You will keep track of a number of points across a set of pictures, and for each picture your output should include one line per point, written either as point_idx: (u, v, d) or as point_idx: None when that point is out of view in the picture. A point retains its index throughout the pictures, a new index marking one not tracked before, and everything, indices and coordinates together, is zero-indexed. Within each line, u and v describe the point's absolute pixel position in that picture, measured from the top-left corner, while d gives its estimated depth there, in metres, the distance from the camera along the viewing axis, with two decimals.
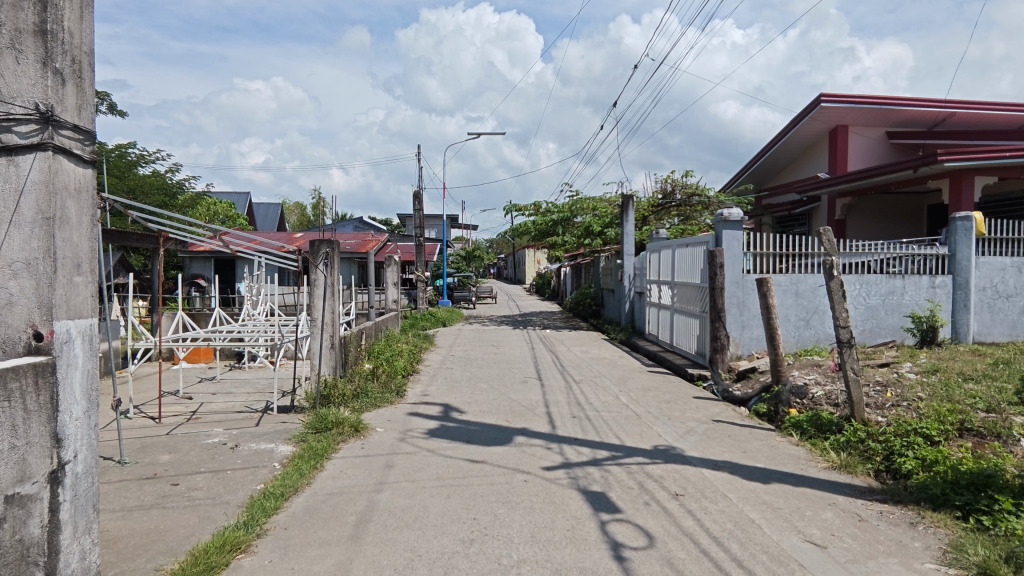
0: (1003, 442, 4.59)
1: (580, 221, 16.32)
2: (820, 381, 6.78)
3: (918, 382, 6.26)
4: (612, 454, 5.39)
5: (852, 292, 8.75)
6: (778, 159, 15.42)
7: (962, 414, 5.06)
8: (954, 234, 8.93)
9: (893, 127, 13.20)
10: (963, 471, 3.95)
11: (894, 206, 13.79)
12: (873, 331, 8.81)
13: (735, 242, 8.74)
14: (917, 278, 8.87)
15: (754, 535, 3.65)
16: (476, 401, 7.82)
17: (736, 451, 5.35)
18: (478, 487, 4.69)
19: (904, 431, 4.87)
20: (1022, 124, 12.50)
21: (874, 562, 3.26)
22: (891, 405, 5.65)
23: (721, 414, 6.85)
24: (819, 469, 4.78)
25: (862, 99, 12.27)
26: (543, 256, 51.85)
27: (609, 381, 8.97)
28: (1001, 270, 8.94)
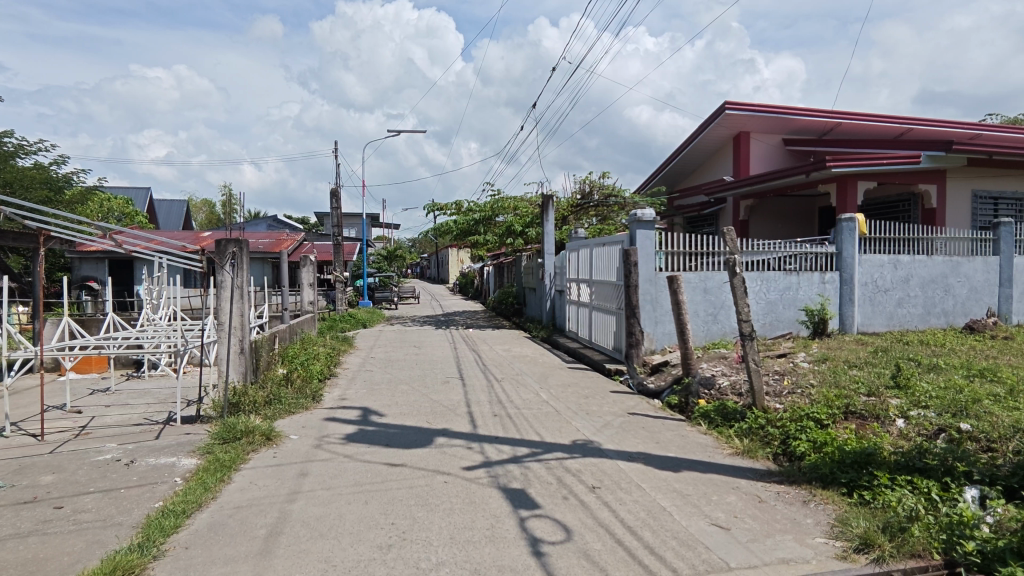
0: (882, 422, 5.05)
1: (501, 220, 16.41)
2: (725, 372, 7.19)
3: (811, 370, 6.79)
4: (532, 451, 5.45)
5: (754, 288, 9.34)
6: (688, 163, 16.21)
7: (848, 399, 5.53)
8: (841, 234, 9.77)
9: (788, 135, 14.24)
10: (848, 451, 4.30)
11: (790, 208, 14.89)
12: (772, 324, 9.46)
13: (648, 241, 9.10)
14: (810, 274, 9.60)
15: (665, 522, 3.80)
16: (396, 403, 7.66)
17: (650, 442, 5.56)
18: (397, 491, 4.59)
19: (798, 417, 5.25)
20: (897, 134, 13.81)
21: (772, 540, 3.49)
22: (787, 393, 6.09)
23: (636, 407, 7.11)
24: (724, 455, 5.06)
25: (761, 107, 13.13)
26: (466, 255, 51.78)
27: (531, 379, 9.07)
28: (880, 266, 9.86)
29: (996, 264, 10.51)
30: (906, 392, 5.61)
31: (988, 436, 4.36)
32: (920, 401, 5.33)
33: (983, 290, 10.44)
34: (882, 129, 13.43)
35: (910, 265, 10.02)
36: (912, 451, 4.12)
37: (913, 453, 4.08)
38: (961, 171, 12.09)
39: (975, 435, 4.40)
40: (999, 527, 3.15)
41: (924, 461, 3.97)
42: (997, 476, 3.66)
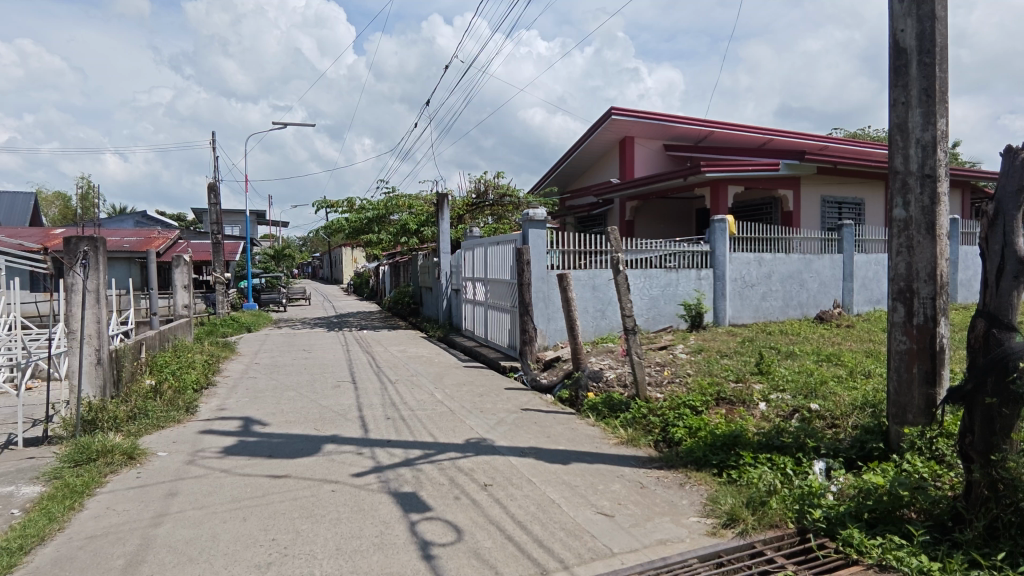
0: (746, 406, 5.52)
1: (396, 219, 16.06)
2: (612, 365, 7.53)
3: (688, 361, 7.30)
4: (424, 453, 5.36)
5: (637, 285, 9.87)
6: (578, 164, 16.80)
7: (719, 386, 5.99)
8: (713, 234, 10.58)
9: (668, 141, 15.17)
10: (718, 435, 4.65)
11: (670, 210, 15.90)
12: (655, 319, 10.05)
13: (540, 240, 9.30)
14: (687, 271, 10.30)
15: (553, 514, 3.89)
16: (282, 411, 7.22)
17: (541, 437, 5.68)
18: (279, 504, 4.31)
19: (676, 406, 5.60)
20: (761, 143, 15.16)
21: (651, 523, 3.68)
22: (667, 382, 6.50)
23: (530, 402, 7.25)
24: (610, 445, 5.28)
25: (644, 114, 13.90)
26: (361, 255, 50.23)
27: (426, 379, 8.95)
28: (747, 263, 10.80)
29: (841, 261, 11.87)
30: (766, 377, 6.20)
31: (832, 414, 4.90)
32: (778, 385, 5.89)
33: (831, 284, 11.75)
34: (747, 139, 14.72)
35: (772, 262, 11.06)
36: (771, 431, 4.52)
37: (772, 433, 4.48)
38: (812, 178, 13.54)
39: (822, 414, 4.92)
40: (841, 494, 3.54)
41: (782, 440, 4.37)
42: (839, 449, 4.11)
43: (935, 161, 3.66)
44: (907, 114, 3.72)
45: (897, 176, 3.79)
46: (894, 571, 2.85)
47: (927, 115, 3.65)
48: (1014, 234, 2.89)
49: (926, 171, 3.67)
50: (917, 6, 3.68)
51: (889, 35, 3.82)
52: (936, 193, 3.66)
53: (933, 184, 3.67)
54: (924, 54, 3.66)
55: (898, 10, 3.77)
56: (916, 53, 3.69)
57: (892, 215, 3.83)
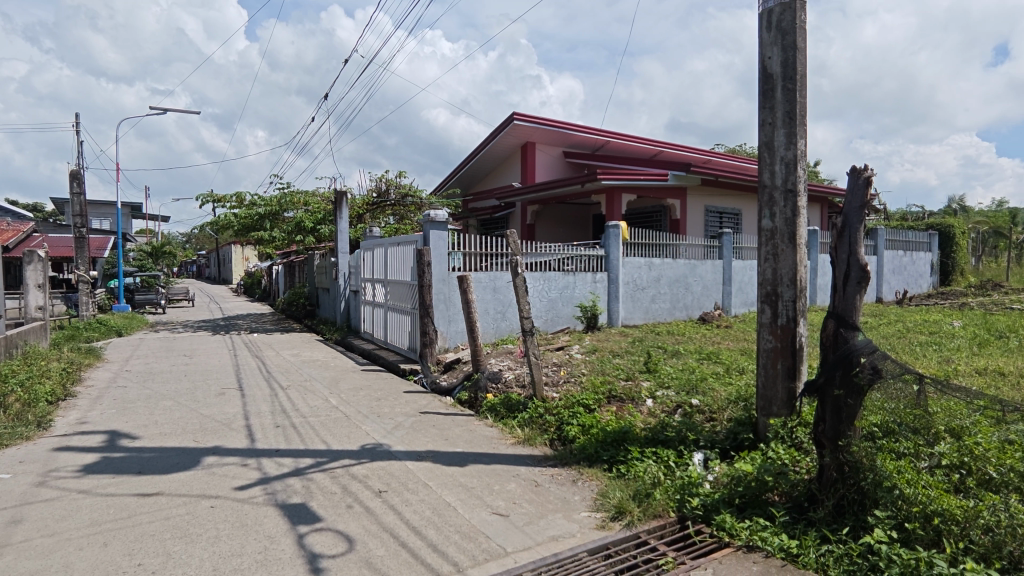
0: (634, 403, 5.82)
1: (290, 216, 15.24)
2: (511, 366, 7.63)
3: (583, 361, 7.57)
4: (316, 461, 5.12)
5: (536, 287, 10.08)
6: (481, 167, 16.87)
7: (610, 385, 6.26)
8: (608, 239, 11.06)
9: (567, 148, 15.64)
10: (608, 432, 4.85)
11: (568, 214, 16.41)
12: (553, 320, 10.31)
13: (441, 242, 9.24)
14: (583, 274, 10.67)
15: (448, 517, 3.86)
16: (155, 423, 6.60)
17: (438, 440, 5.64)
18: (148, 525, 3.93)
19: (570, 404, 5.79)
20: (653, 155, 16.03)
21: (544, 520, 3.76)
22: (563, 382, 6.69)
23: (428, 405, 7.17)
24: (507, 445, 5.35)
25: (544, 120, 14.22)
26: (252, 253, 47.32)
27: (320, 384, 8.56)
28: (638, 267, 11.40)
29: (720, 266, 12.84)
30: (653, 375, 6.57)
31: (710, 408, 5.28)
32: (664, 382, 6.25)
33: (712, 287, 12.68)
34: (639, 150, 15.53)
35: (660, 266, 11.74)
36: (657, 426, 4.79)
37: (657, 428, 4.74)
38: (697, 189, 14.56)
39: (702, 408, 5.29)
40: (716, 482, 3.82)
41: (665, 434, 4.63)
42: (716, 440, 4.43)
43: (796, 177, 4.05)
44: (773, 134, 4.10)
45: (765, 189, 4.16)
46: (759, 550, 3.11)
47: (790, 135, 4.04)
48: (856, 247, 3.26)
49: (789, 186, 4.06)
50: (782, 36, 4.06)
51: (759, 62, 4.19)
52: (797, 206, 4.05)
53: (794, 199, 4.06)
54: (788, 80, 4.04)
55: (766, 39, 4.14)
56: (781, 79, 4.07)
57: (762, 225, 4.19)
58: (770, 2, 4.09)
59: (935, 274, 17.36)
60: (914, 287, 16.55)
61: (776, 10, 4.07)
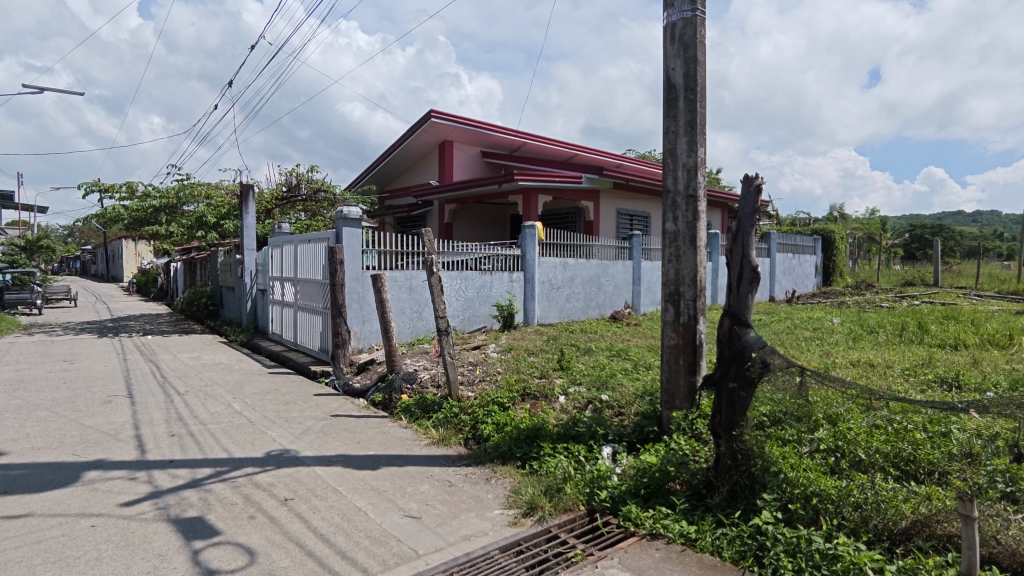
0: (548, 399, 5.94)
1: (189, 209, 14.21)
2: (426, 366, 7.56)
3: (498, 359, 7.62)
4: (215, 471, 4.82)
5: (453, 286, 10.04)
6: (397, 164, 16.57)
7: (525, 382, 6.35)
8: (524, 239, 11.20)
9: (485, 148, 15.67)
10: (522, 429, 4.91)
11: (486, 214, 16.47)
12: (469, 319, 10.30)
13: (355, 239, 8.96)
14: (500, 273, 10.74)
15: (358, 522, 3.76)
16: (26, 436, 5.93)
17: (350, 443, 5.47)
18: (15, 551, 3.52)
19: (485, 403, 5.81)
20: (568, 158, 16.40)
21: (458, 520, 3.75)
22: (478, 381, 6.71)
23: (340, 408, 6.95)
24: (421, 446, 5.28)
25: (462, 119, 14.17)
26: (146, 248, 43.80)
27: (222, 389, 8.05)
28: (553, 267, 11.64)
29: (631, 267, 13.37)
30: (566, 372, 6.73)
31: (618, 403, 5.48)
32: (575, 378, 6.43)
33: (623, 287, 13.17)
34: (555, 152, 15.87)
35: (574, 266, 12.04)
36: (568, 422, 4.92)
37: (569, 424, 4.86)
38: (609, 193, 15.07)
39: (611, 403, 5.49)
40: (623, 474, 3.97)
41: (576, 429, 4.76)
42: (623, 434, 4.61)
43: (697, 183, 4.29)
44: (676, 141, 4.32)
45: (669, 194, 4.37)
46: (661, 537, 3.27)
47: (692, 143, 4.27)
48: (749, 249, 3.49)
49: (690, 192, 4.29)
50: (684, 50, 4.28)
51: (664, 72, 4.39)
52: (697, 210, 4.28)
53: (694, 204, 4.29)
54: (689, 91, 4.27)
55: (670, 51, 4.34)
56: (683, 90, 4.29)
57: (665, 228, 4.40)
58: (672, 17, 4.31)
59: (818, 276, 19.01)
60: (801, 287, 18.04)
61: (678, 25, 4.28)
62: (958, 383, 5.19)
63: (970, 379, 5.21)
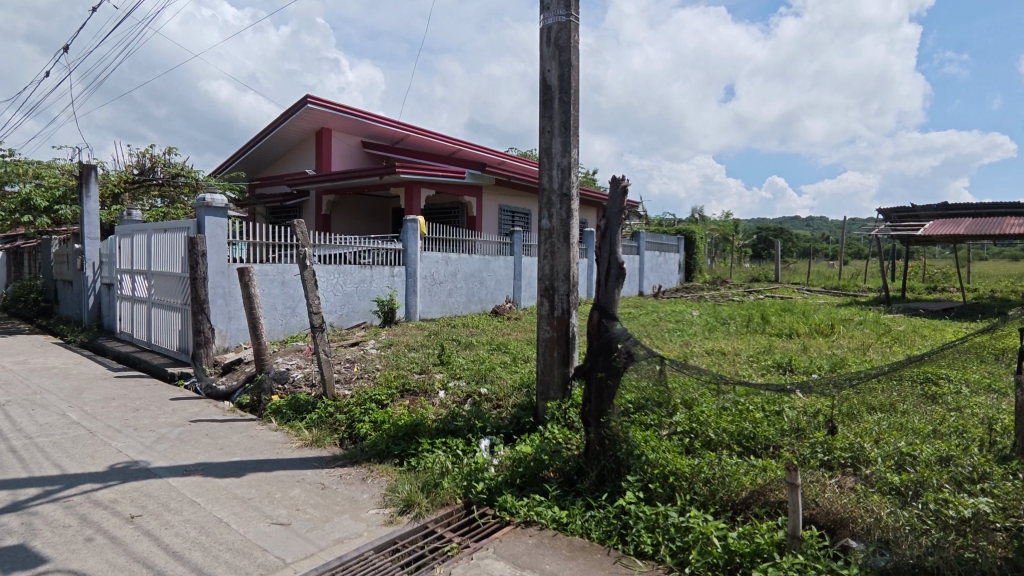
0: (427, 395, 5.89)
1: (14, 190, 12.27)
2: (299, 365, 7.18)
3: (377, 356, 7.43)
4: (43, 491, 4.21)
5: (330, 281, 9.60)
6: (269, 150, 15.51)
7: (404, 378, 6.26)
8: (405, 233, 11.01)
9: (365, 138, 15.15)
10: (400, 426, 4.84)
11: (366, 207, 15.96)
12: (348, 315, 9.91)
13: (219, 229, 8.25)
14: (380, 268, 10.46)
15: (218, 535, 3.48)
16: None
17: (212, 450, 5.05)
18: None
19: (362, 401, 5.64)
20: (451, 152, 16.33)
21: (330, 524, 3.61)
22: (356, 378, 6.49)
23: (201, 413, 6.38)
24: (292, 449, 5.01)
25: (340, 107, 13.57)
26: None
27: (55, 397, 7.06)
28: (434, 262, 11.56)
29: (512, 262, 13.64)
30: (446, 366, 6.72)
31: (497, 395, 5.58)
32: (456, 373, 6.45)
33: (504, 282, 13.40)
34: (438, 146, 15.75)
35: (457, 261, 12.06)
36: (447, 417, 4.92)
37: (447, 419, 4.86)
38: (491, 189, 15.24)
39: (489, 396, 5.57)
40: (500, 465, 4.05)
41: (455, 423, 4.79)
42: (500, 426, 4.71)
43: (570, 182, 4.46)
44: (551, 141, 4.46)
45: (544, 192, 4.51)
46: (535, 523, 3.38)
47: (566, 144, 4.44)
48: (615, 247, 3.70)
49: (564, 191, 4.46)
50: (559, 53, 4.42)
51: (541, 74, 4.51)
52: (570, 209, 4.46)
53: (568, 202, 4.47)
54: (564, 94, 4.43)
55: (547, 53, 4.47)
56: (558, 92, 4.44)
57: (540, 225, 4.54)
58: (548, 20, 4.44)
59: (681, 273, 20.68)
60: (666, 282, 19.50)
61: (554, 28, 4.42)
62: (791, 367, 5.90)
63: (800, 364, 5.95)
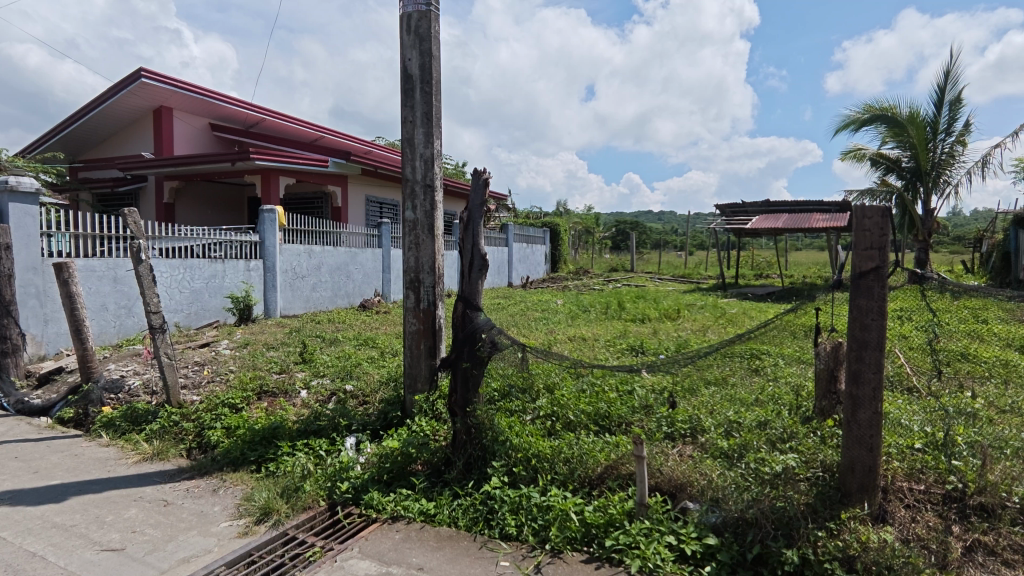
0: (287, 396, 5.56)
1: None
2: (137, 371, 6.42)
3: (231, 357, 6.86)
4: None
5: (174, 277, 8.68)
6: (95, 129, 13.60)
7: (261, 380, 5.85)
8: (262, 224, 10.26)
9: (214, 120, 13.83)
10: (256, 430, 4.53)
11: (217, 195, 14.63)
12: (196, 314, 9.04)
13: (29, 219, 7.10)
14: (234, 261, 9.66)
15: (30, 573, 3.01)
16: None
17: (23, 475, 4.35)
18: None
19: (212, 407, 5.19)
20: (313, 139, 15.47)
21: (173, 543, 3.28)
22: (205, 383, 5.94)
23: (8, 432, 5.46)
24: (128, 465, 4.47)
25: (182, 84, 12.25)
26: None
27: None
28: (297, 255, 10.93)
29: (380, 255, 13.28)
30: (309, 365, 6.40)
31: (363, 392, 5.43)
32: (319, 371, 6.16)
33: (372, 275, 13.02)
34: (298, 132, 14.85)
35: (321, 254, 11.49)
36: (309, 418, 4.70)
37: (309, 419, 4.65)
38: (357, 179, 14.69)
39: (355, 393, 5.41)
40: (366, 463, 3.94)
41: (318, 424, 4.59)
42: (367, 422, 4.59)
43: (433, 174, 4.43)
44: (414, 132, 4.40)
45: (408, 183, 4.45)
46: (402, 518, 3.34)
47: (428, 135, 4.40)
48: (477, 239, 3.75)
49: (427, 182, 4.42)
50: (419, 42, 4.36)
51: (402, 62, 4.43)
52: (434, 200, 4.44)
53: (432, 194, 4.44)
54: (425, 84, 4.38)
55: (407, 41, 4.39)
56: (419, 81, 4.38)
57: (404, 217, 4.47)
58: (408, 7, 4.35)
59: (547, 264, 21.52)
60: (534, 273, 20.17)
61: (414, 16, 4.35)
62: (642, 349, 6.42)
63: (650, 346, 6.48)
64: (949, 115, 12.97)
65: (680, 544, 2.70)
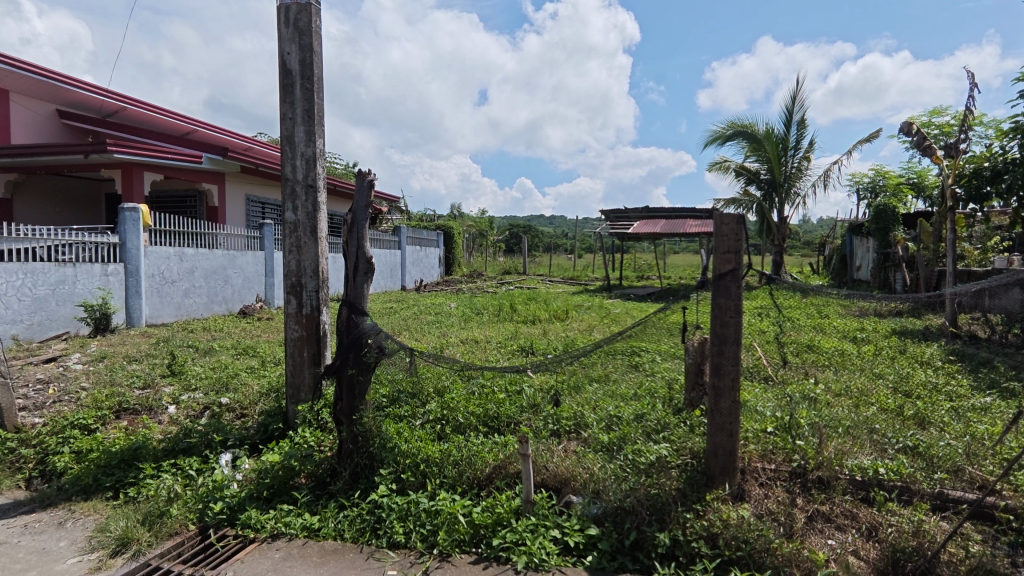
0: (151, 413, 5.07)
1: None
2: None
3: (83, 372, 6.12)
4: None
5: (12, 283, 7.61)
6: None
7: (120, 396, 5.28)
8: (123, 224, 9.26)
9: (62, 106, 12.29)
10: (114, 452, 4.10)
11: (65, 191, 13.00)
12: (41, 325, 7.98)
13: None
14: (88, 266, 8.64)
15: None
16: None
17: None
18: None
19: (59, 430, 4.59)
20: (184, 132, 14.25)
21: None
22: (51, 403, 5.25)
23: None
24: None
25: (22, 64, 10.76)
26: None
27: None
28: (165, 258, 10.00)
29: (261, 258, 12.50)
30: (178, 378, 5.88)
31: (240, 404, 5.08)
32: (189, 384, 5.67)
33: (253, 279, 12.22)
34: (165, 123, 13.60)
35: (193, 257, 10.61)
36: (178, 435, 4.32)
37: (178, 437, 4.27)
38: (235, 177, 13.73)
39: (231, 406, 5.04)
40: (243, 480, 3.69)
41: (188, 441, 4.23)
42: (244, 437, 4.31)
43: (316, 173, 4.26)
44: (294, 129, 4.21)
45: (288, 183, 4.24)
46: (282, 535, 3.17)
47: (310, 133, 4.22)
48: (363, 241, 3.66)
49: (309, 182, 4.24)
50: (299, 36, 4.18)
51: (280, 55, 4.22)
52: (317, 201, 4.26)
53: (314, 194, 4.26)
54: (305, 79, 4.19)
55: (285, 34, 4.19)
56: (300, 77, 4.19)
57: (285, 218, 4.26)
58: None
59: (441, 267, 21.41)
60: (427, 276, 19.99)
61: (293, 8, 4.16)
62: (532, 349, 6.58)
63: (539, 347, 6.67)
64: (798, 134, 14.56)
65: (564, 537, 2.80)
